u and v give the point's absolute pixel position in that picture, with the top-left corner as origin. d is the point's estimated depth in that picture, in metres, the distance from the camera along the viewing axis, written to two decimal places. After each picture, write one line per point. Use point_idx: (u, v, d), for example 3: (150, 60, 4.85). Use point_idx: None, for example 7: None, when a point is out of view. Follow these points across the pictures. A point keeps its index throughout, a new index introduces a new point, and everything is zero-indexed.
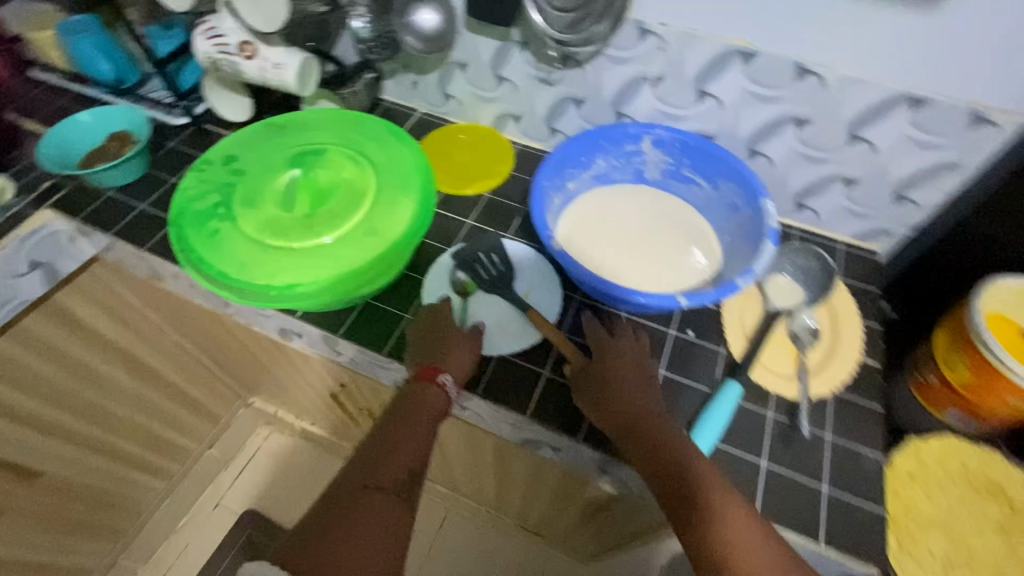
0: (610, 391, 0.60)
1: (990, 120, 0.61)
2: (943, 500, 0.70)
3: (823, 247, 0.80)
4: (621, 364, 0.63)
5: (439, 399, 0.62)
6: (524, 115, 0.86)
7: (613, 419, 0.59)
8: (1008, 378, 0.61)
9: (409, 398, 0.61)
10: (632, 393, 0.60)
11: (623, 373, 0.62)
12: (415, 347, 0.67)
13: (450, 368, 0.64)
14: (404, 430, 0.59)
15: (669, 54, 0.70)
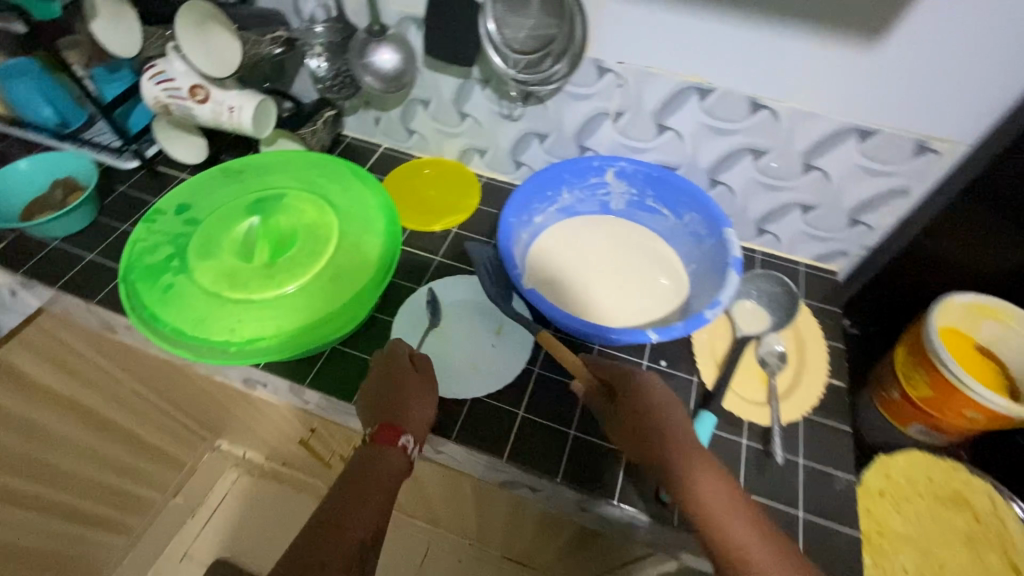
0: (638, 427, 0.55)
1: (932, 148, 0.64)
2: (913, 516, 0.66)
3: (786, 271, 0.82)
4: (645, 394, 0.57)
5: (401, 462, 0.58)
6: (489, 149, 0.86)
7: (643, 456, 0.55)
8: (965, 393, 0.63)
9: (365, 463, 0.57)
10: (662, 427, 0.55)
11: (648, 404, 0.56)
12: (370, 397, 0.61)
13: (410, 428, 0.60)
14: (360, 498, 0.55)
15: (627, 90, 0.71)
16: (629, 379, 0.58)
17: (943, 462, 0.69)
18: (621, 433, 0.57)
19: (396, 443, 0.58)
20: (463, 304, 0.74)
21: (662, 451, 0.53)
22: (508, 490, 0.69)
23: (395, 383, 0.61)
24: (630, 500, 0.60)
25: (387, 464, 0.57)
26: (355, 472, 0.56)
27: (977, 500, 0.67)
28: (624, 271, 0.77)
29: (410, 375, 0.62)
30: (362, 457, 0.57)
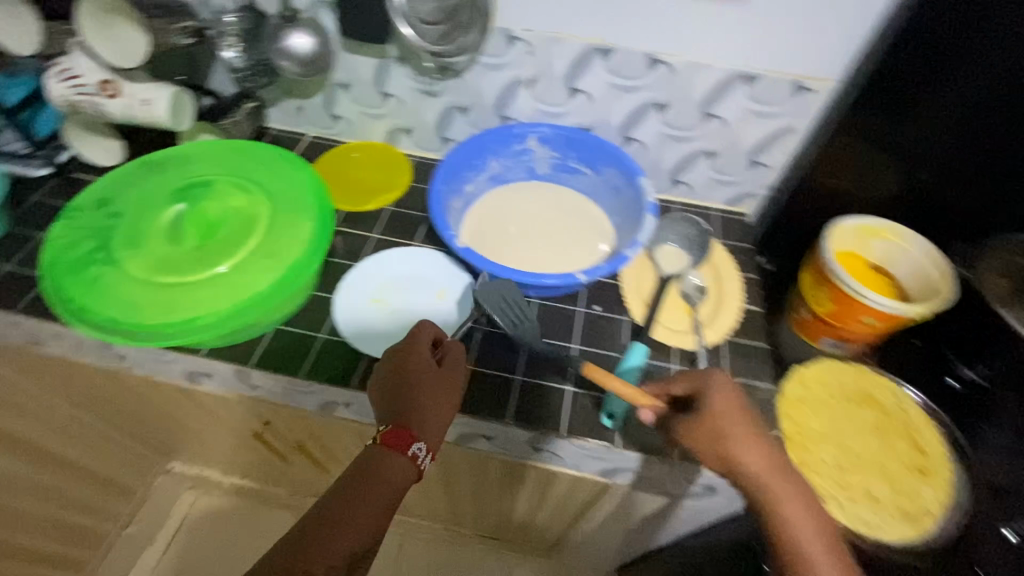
0: (730, 448, 0.53)
1: (807, 87, 0.71)
2: (831, 418, 0.73)
3: (700, 216, 0.89)
4: (732, 412, 0.55)
5: (407, 472, 0.56)
6: (415, 128, 0.89)
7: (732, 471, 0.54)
8: (861, 302, 0.72)
9: (370, 467, 0.55)
10: (756, 447, 0.54)
11: (737, 425, 0.54)
12: (387, 399, 0.59)
13: (422, 436, 0.58)
14: (360, 505, 0.53)
15: (537, 57, 0.75)
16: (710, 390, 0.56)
17: (853, 367, 0.77)
18: (709, 452, 0.55)
19: (405, 451, 0.56)
20: (401, 276, 0.75)
21: (760, 473, 0.53)
22: (466, 444, 0.72)
23: (413, 382, 0.59)
24: (578, 432, 0.65)
25: (392, 470, 0.55)
26: (360, 473, 0.55)
27: (882, 396, 0.75)
28: (552, 233, 0.81)
29: (429, 374, 0.60)
30: (368, 459, 0.56)
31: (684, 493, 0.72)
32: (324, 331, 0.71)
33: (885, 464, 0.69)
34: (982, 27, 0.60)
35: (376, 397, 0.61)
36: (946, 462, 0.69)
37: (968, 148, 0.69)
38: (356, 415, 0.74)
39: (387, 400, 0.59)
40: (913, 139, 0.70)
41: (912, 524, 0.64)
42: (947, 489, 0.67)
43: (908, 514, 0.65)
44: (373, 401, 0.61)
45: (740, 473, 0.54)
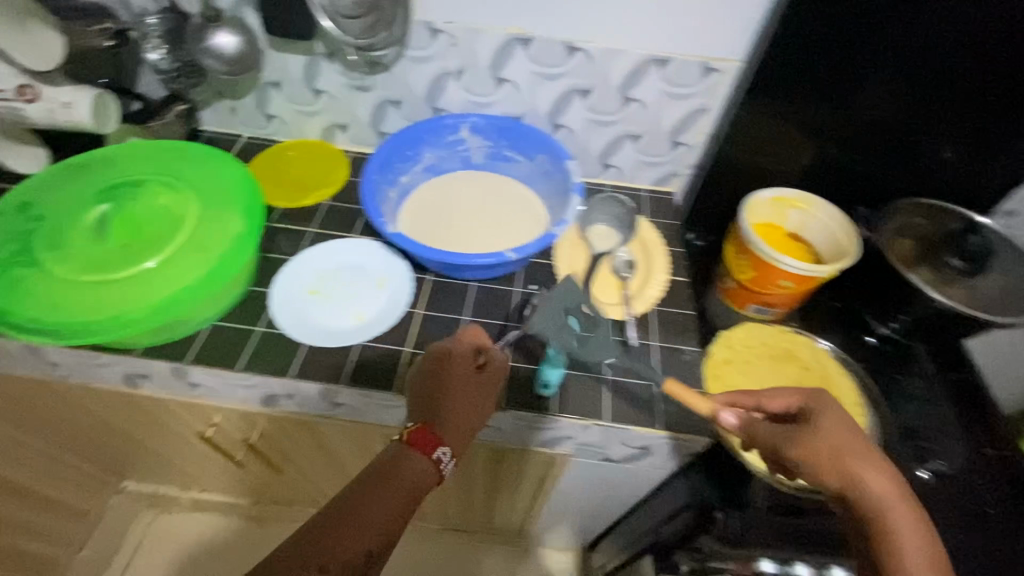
0: (853, 471, 0.50)
1: (715, 68, 0.76)
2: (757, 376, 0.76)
3: (630, 197, 0.93)
4: (844, 433, 0.52)
5: (429, 475, 0.55)
6: (350, 124, 0.90)
7: (850, 495, 0.50)
8: (776, 265, 0.77)
9: (394, 464, 0.55)
10: (883, 477, 0.49)
11: (846, 444, 0.51)
12: (423, 401, 0.59)
13: (450, 441, 0.58)
14: (381, 502, 0.52)
15: (461, 48, 0.77)
16: (827, 409, 0.54)
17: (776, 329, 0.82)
18: (828, 471, 0.50)
19: (431, 453, 0.56)
20: (341, 267, 0.76)
21: (888, 506, 0.48)
22: None
23: (452, 387, 0.59)
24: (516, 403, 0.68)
25: (416, 469, 0.55)
26: (384, 469, 0.54)
27: (802, 352, 0.79)
28: (487, 218, 0.84)
29: (464, 378, 0.60)
30: (396, 455, 0.55)
31: (624, 457, 0.75)
32: (261, 323, 0.71)
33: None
34: (856, 26, 0.68)
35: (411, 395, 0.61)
36: (857, 408, 0.75)
37: (861, 134, 0.80)
38: (299, 406, 0.75)
39: (421, 400, 0.59)
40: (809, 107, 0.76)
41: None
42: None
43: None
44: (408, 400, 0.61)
45: (861, 497, 0.49)
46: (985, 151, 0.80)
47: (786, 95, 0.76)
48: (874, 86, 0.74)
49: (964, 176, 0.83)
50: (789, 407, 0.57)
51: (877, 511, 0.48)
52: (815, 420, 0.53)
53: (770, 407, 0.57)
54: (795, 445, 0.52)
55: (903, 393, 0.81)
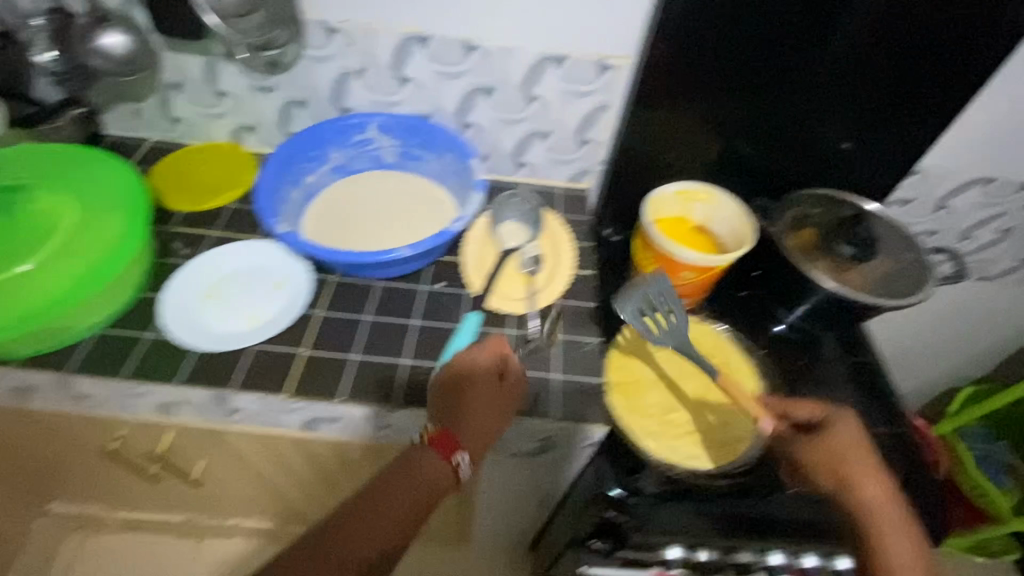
0: (851, 475, 0.62)
1: (610, 65, 0.78)
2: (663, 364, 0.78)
3: (545, 195, 0.94)
4: (850, 447, 0.64)
5: (444, 476, 0.60)
6: (258, 125, 0.89)
7: (839, 493, 0.62)
8: (675, 257, 0.78)
9: (417, 463, 0.60)
10: (874, 480, 0.62)
11: (860, 456, 0.63)
12: (443, 405, 0.63)
13: (466, 445, 0.62)
14: (398, 500, 0.58)
15: (359, 47, 0.77)
16: (840, 426, 0.66)
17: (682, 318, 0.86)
18: (826, 471, 0.63)
19: (449, 457, 0.61)
20: (241, 269, 0.75)
21: (873, 504, 0.62)
22: (315, 429, 0.73)
23: (469, 393, 0.62)
24: (411, 402, 0.67)
25: (434, 470, 0.60)
26: (406, 466, 0.60)
27: (705, 342, 0.84)
28: (396, 217, 0.83)
29: (481, 389, 0.63)
30: (417, 454, 0.61)
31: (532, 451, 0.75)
32: (151, 329, 0.70)
33: (705, 400, 0.75)
34: (735, 19, 0.71)
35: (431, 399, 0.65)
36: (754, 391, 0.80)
37: (766, 126, 0.83)
38: (196, 413, 0.73)
39: (440, 405, 0.63)
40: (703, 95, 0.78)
41: (724, 450, 0.71)
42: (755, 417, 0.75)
43: (722, 442, 0.72)
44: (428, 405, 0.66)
45: (859, 501, 0.62)
46: (879, 137, 0.84)
47: (689, 91, 0.78)
48: (774, 77, 0.77)
49: (864, 163, 0.88)
50: (811, 416, 0.68)
51: (860, 505, 0.62)
52: (830, 432, 0.65)
53: (795, 414, 0.68)
54: (811, 445, 0.65)
55: (807, 379, 0.83)
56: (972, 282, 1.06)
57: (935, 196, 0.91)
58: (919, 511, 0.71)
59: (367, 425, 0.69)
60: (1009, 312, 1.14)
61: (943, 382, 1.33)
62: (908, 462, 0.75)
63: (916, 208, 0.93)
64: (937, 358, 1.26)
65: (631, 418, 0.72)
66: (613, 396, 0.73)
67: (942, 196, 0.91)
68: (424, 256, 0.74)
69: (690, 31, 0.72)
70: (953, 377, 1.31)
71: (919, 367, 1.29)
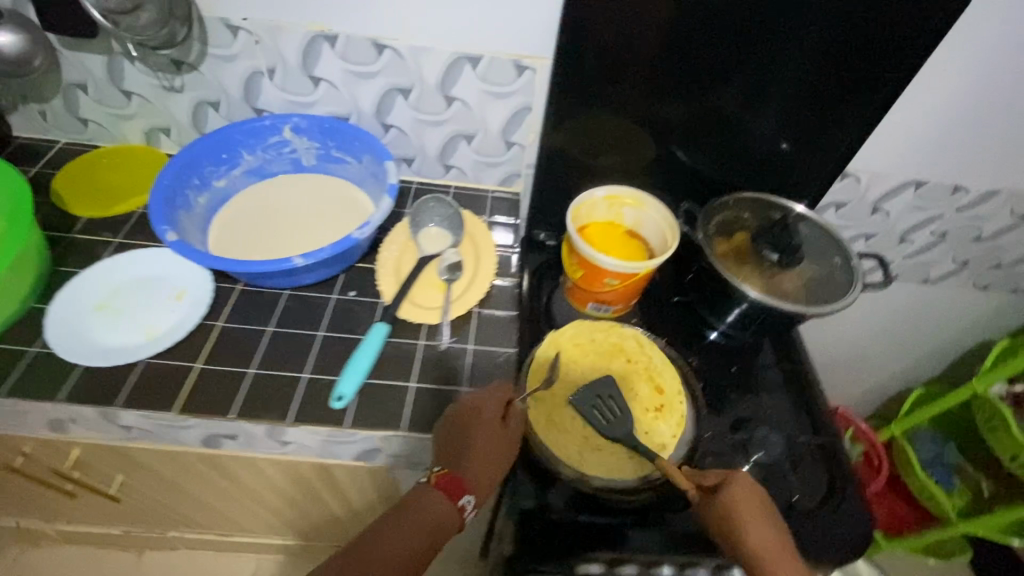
0: (739, 529, 0.60)
1: (527, 66, 0.75)
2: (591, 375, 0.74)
3: (474, 198, 0.91)
4: (745, 505, 0.62)
5: (451, 517, 0.60)
6: (171, 127, 0.85)
7: (735, 549, 0.60)
8: (595, 262, 0.76)
9: (425, 504, 0.60)
10: (765, 533, 0.60)
11: (750, 512, 0.61)
12: (450, 446, 0.63)
13: (474, 488, 0.62)
14: (409, 541, 0.58)
15: (265, 47, 0.74)
16: (734, 483, 0.63)
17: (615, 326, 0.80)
18: (720, 528, 0.61)
19: (456, 500, 0.61)
20: (143, 278, 0.72)
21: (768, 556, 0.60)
22: (216, 445, 0.70)
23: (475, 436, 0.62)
24: (306, 418, 0.63)
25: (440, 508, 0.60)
26: (416, 507, 0.60)
27: (629, 347, 0.78)
28: (311, 223, 0.80)
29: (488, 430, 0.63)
30: (427, 494, 0.61)
31: None
32: (37, 343, 0.66)
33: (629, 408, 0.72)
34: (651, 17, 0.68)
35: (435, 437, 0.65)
36: (679, 396, 0.74)
37: (696, 128, 0.81)
38: (92, 430, 0.69)
39: (446, 444, 0.63)
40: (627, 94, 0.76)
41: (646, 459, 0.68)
42: (680, 422, 0.72)
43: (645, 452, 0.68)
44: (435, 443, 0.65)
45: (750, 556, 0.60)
46: (818, 140, 0.82)
47: (612, 92, 0.76)
48: (696, 77, 0.75)
49: (804, 166, 0.85)
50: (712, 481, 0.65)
51: (759, 559, 0.59)
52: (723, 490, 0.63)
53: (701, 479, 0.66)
54: (707, 505, 0.63)
55: (739, 388, 0.83)
56: (912, 284, 1.07)
57: (869, 199, 0.90)
58: (840, 524, 0.70)
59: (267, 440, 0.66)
60: (952, 314, 1.14)
61: (893, 384, 1.33)
62: (830, 472, 0.75)
63: (851, 212, 0.92)
64: (885, 360, 1.26)
65: (551, 431, 0.69)
66: (534, 410, 0.70)
67: (876, 199, 0.90)
68: (334, 262, 0.72)
69: (596, 27, 0.69)
70: (903, 379, 1.31)
71: (868, 369, 1.29)
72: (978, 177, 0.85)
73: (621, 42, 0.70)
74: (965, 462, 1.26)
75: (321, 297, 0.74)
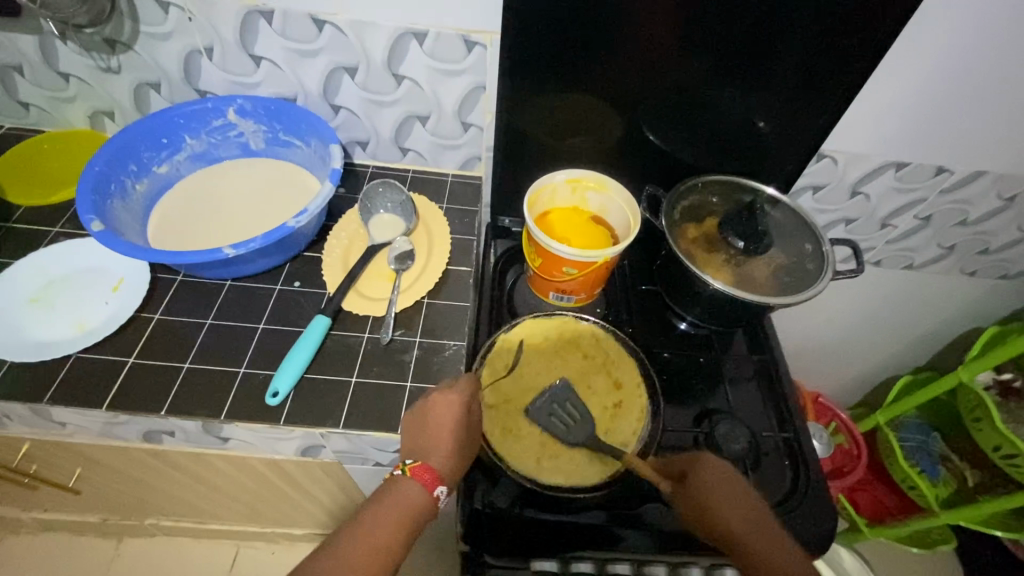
0: (712, 513, 0.58)
1: (476, 41, 0.71)
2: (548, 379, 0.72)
3: (433, 182, 0.87)
4: (715, 483, 0.60)
5: (427, 504, 0.58)
6: (114, 110, 0.82)
7: (711, 535, 0.58)
8: (550, 250, 0.72)
9: (398, 493, 0.58)
10: (738, 508, 0.59)
11: (719, 489, 0.60)
12: (419, 433, 0.60)
13: (448, 478, 0.60)
14: (391, 525, 0.56)
15: (199, 23, 0.70)
16: (702, 466, 0.62)
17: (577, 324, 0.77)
18: (694, 514, 0.59)
19: (431, 490, 0.59)
20: (76, 269, 0.71)
21: (742, 531, 0.57)
22: (156, 441, 0.68)
23: (447, 424, 0.60)
24: (239, 415, 0.61)
25: (412, 499, 0.58)
26: (391, 495, 0.58)
27: (586, 341, 0.75)
28: (256, 210, 0.77)
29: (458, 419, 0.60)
30: (400, 484, 0.58)
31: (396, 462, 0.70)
32: None
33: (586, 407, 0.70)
34: None
35: (401, 428, 0.62)
36: (638, 390, 0.72)
37: (661, 106, 0.77)
38: (28, 426, 0.67)
39: (412, 433, 0.60)
40: (583, 70, 0.71)
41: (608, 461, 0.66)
42: (640, 417, 0.70)
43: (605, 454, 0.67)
44: (403, 434, 0.62)
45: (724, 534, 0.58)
46: (795, 120, 0.76)
47: (567, 69, 0.71)
48: (658, 52, 0.70)
49: (779, 147, 0.80)
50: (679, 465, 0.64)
51: (732, 535, 0.57)
52: (693, 475, 0.61)
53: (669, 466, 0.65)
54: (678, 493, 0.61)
55: (704, 378, 0.80)
56: (896, 270, 1.02)
57: (847, 182, 0.86)
58: (796, 523, 0.67)
59: (204, 436, 0.64)
60: (939, 301, 1.09)
61: (880, 372, 1.30)
62: (794, 467, 0.72)
63: (829, 195, 0.88)
64: (871, 347, 1.22)
65: (507, 441, 0.66)
66: (488, 420, 0.68)
67: (855, 181, 0.86)
68: (274, 251, 0.69)
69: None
70: (890, 367, 1.27)
71: (853, 356, 1.26)
72: (963, 158, 0.80)
73: (573, 14, 0.66)
74: (948, 450, 1.22)
75: (264, 288, 0.71)
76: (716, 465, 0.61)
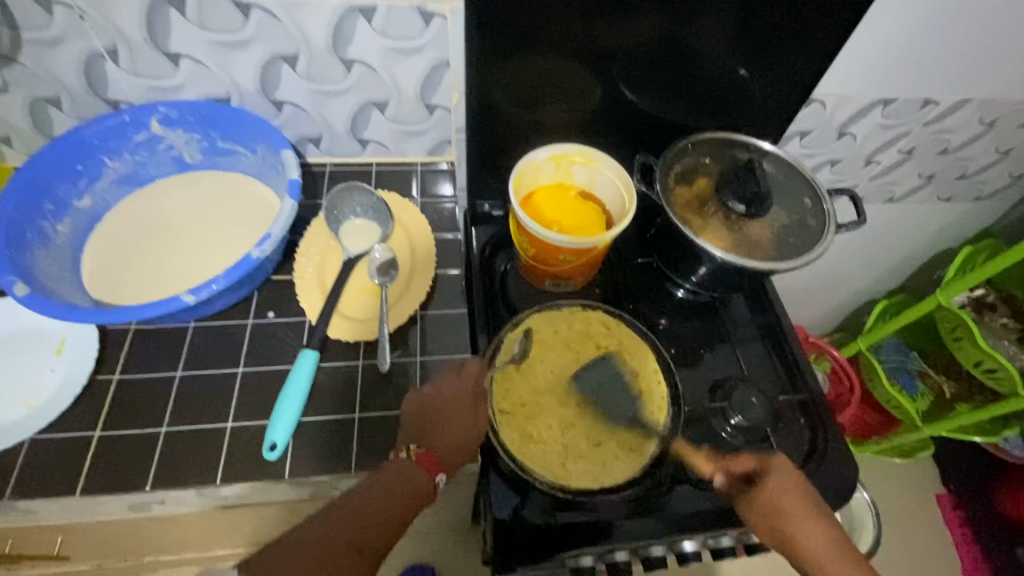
0: (793, 523, 0.57)
1: (433, 12, 0.61)
2: (561, 376, 0.66)
3: (400, 175, 0.79)
4: (787, 489, 0.59)
5: (425, 490, 0.56)
6: (10, 135, 0.68)
7: (786, 545, 0.57)
8: (546, 241, 0.65)
9: (397, 478, 0.55)
10: (814, 520, 0.57)
11: (790, 496, 0.58)
12: (419, 422, 0.58)
13: (449, 465, 0.58)
14: (391, 502, 0.53)
15: (95, 23, 0.57)
16: (774, 470, 0.60)
17: (578, 311, 0.70)
18: (770, 523, 0.58)
19: (433, 476, 0.56)
20: (4, 335, 0.61)
21: (814, 541, 0.57)
22: (147, 510, 0.61)
23: (449, 414, 0.59)
24: (238, 476, 0.55)
25: (415, 486, 0.55)
26: (393, 478, 0.55)
27: (596, 329, 0.69)
28: (201, 234, 0.67)
29: (461, 408, 0.59)
30: (401, 469, 0.55)
31: None
32: None
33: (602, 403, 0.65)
34: None
35: (405, 413, 0.60)
36: (656, 376, 0.67)
37: (645, 67, 0.70)
38: None
39: (415, 421, 0.59)
40: (557, 39, 0.63)
41: (634, 455, 0.63)
42: (661, 407, 0.65)
43: (629, 447, 0.63)
44: (404, 418, 0.59)
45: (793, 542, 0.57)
46: (783, 69, 0.72)
47: (542, 38, 0.63)
48: (639, 9, 0.62)
49: (767, 97, 0.75)
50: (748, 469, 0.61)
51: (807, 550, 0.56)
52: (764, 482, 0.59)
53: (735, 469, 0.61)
54: (747, 500, 0.59)
55: (712, 344, 0.78)
56: (878, 204, 1.03)
57: (834, 124, 0.84)
58: (818, 487, 0.67)
59: (201, 499, 0.58)
60: (915, 228, 1.11)
61: (858, 300, 1.33)
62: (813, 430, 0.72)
63: (817, 138, 0.86)
64: (851, 280, 1.25)
65: (527, 447, 0.61)
66: (505, 429, 0.62)
67: (842, 122, 0.84)
68: (239, 284, 0.61)
69: None
70: (869, 294, 1.31)
71: (834, 290, 1.28)
72: (948, 90, 0.78)
73: None
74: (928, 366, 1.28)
75: (234, 325, 0.64)
76: (788, 468, 0.60)
